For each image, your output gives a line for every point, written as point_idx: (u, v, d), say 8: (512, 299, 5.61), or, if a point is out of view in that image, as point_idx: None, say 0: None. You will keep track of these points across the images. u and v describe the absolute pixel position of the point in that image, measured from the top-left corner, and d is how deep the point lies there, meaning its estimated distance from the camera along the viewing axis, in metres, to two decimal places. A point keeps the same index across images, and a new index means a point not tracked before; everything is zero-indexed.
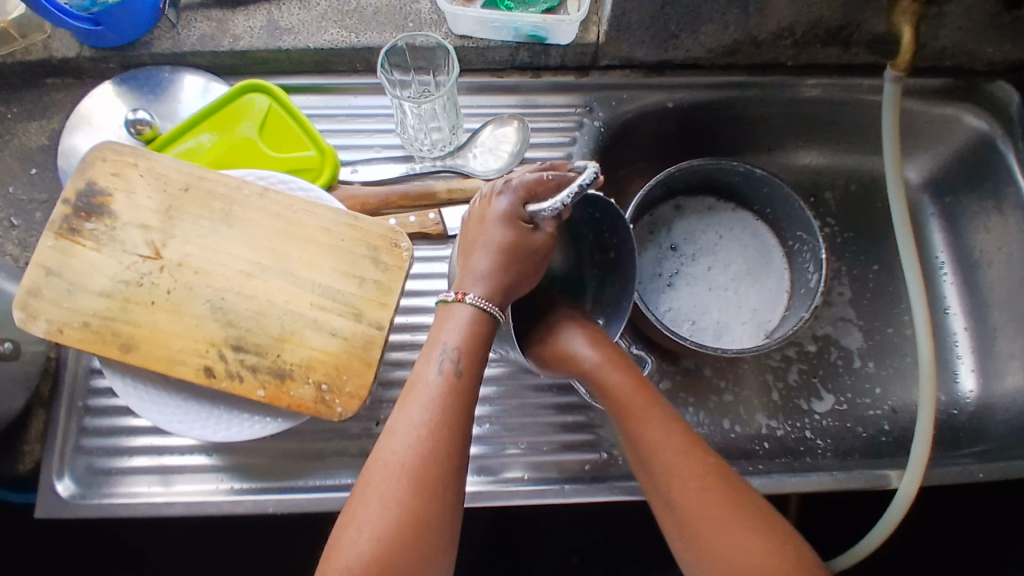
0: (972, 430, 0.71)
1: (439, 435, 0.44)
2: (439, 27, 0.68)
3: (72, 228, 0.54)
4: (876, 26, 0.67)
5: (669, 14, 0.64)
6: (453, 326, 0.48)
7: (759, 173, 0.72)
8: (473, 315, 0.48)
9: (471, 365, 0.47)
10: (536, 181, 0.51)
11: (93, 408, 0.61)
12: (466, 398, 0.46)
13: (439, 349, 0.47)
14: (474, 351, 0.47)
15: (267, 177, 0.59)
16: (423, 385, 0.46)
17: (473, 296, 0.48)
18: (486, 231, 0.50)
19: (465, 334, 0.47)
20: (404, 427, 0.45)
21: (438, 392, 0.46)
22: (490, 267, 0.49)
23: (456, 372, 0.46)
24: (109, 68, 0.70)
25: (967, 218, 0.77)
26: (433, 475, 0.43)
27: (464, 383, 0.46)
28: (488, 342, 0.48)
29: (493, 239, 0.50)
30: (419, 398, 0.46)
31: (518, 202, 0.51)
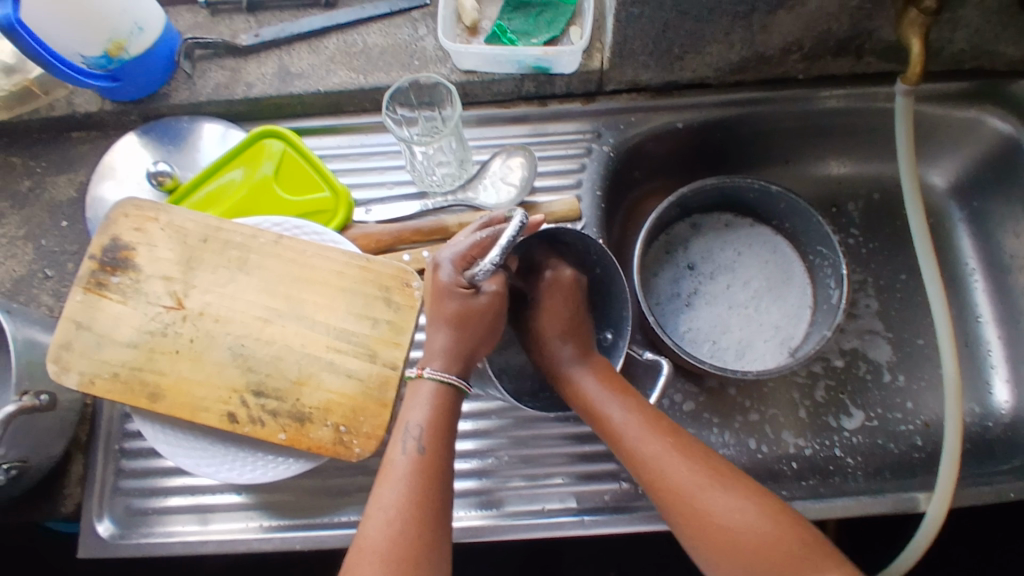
0: (1010, 443, 0.69)
1: (409, 515, 0.45)
2: (445, 64, 0.70)
3: (99, 282, 0.57)
4: (887, 35, 0.65)
5: (672, 37, 0.64)
6: (418, 404, 0.49)
7: (774, 189, 0.72)
8: (435, 389, 0.49)
9: (435, 439, 0.48)
10: (470, 246, 0.52)
11: (128, 451, 0.64)
12: (434, 472, 0.47)
13: (404, 429, 0.48)
14: (437, 423, 0.49)
15: (282, 223, 0.61)
16: (391, 465, 0.47)
17: (433, 370, 0.50)
18: (435, 305, 0.52)
19: (429, 411, 0.49)
20: (375, 510, 0.46)
21: (408, 468, 0.47)
22: (445, 339, 0.50)
23: (419, 449, 0.47)
24: (131, 120, 0.73)
25: (997, 221, 0.74)
26: (406, 553, 0.44)
27: (430, 458, 0.47)
28: (453, 416, 0.50)
29: (442, 311, 0.51)
30: (388, 479, 0.47)
31: (458, 270, 0.52)
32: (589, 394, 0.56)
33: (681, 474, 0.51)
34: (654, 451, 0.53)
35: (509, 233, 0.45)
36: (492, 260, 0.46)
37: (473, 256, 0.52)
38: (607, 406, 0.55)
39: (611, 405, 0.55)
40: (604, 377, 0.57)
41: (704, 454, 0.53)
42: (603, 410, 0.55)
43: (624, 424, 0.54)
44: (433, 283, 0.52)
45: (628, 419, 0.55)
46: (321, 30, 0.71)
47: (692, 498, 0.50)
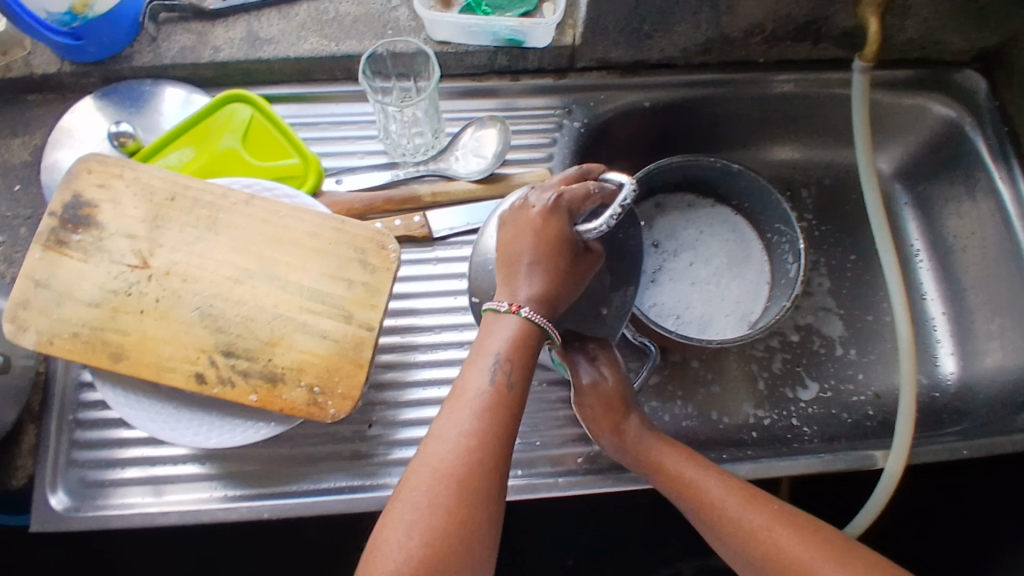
0: (955, 411, 0.73)
1: (485, 446, 0.44)
2: (418, 34, 0.70)
3: (60, 240, 0.55)
4: (844, 20, 0.69)
5: (642, 15, 0.66)
6: (500, 334, 0.47)
7: (736, 169, 0.75)
8: (524, 326, 0.47)
9: (522, 376, 0.46)
10: (583, 197, 0.51)
11: (84, 421, 0.61)
12: (514, 409, 0.46)
13: (489, 358, 0.46)
14: (523, 359, 0.47)
15: (252, 185, 0.60)
16: (472, 392, 0.46)
17: (529, 309, 0.47)
18: (538, 246, 0.49)
19: (515, 344, 0.47)
20: (452, 434, 0.44)
21: (490, 401, 0.45)
22: (548, 281, 0.48)
23: (507, 383, 0.46)
24: (90, 83, 0.70)
25: (940, 204, 0.79)
26: (481, 479, 0.43)
27: (513, 394, 0.46)
28: (535, 355, 0.47)
29: (548, 251, 0.48)
30: (467, 405, 0.45)
31: (567, 217, 0.50)
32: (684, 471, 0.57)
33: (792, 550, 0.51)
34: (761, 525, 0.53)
35: (623, 197, 0.46)
36: (608, 222, 0.47)
37: (582, 206, 0.51)
38: (695, 475, 0.57)
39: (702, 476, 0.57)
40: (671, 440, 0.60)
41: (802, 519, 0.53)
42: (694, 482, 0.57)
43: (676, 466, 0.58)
44: (543, 216, 0.49)
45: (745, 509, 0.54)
46: None
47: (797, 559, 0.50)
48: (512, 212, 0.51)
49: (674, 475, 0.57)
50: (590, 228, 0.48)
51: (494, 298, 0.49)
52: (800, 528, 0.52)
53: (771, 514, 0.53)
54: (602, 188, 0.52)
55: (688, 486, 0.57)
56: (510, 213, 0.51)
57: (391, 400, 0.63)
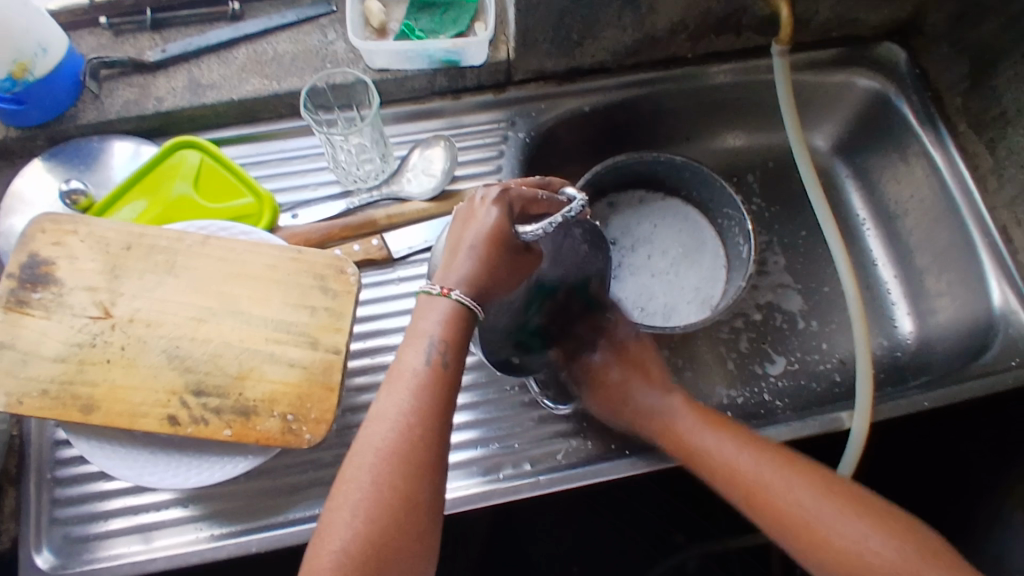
0: (917, 367, 0.75)
1: (424, 422, 0.46)
2: (357, 64, 0.72)
3: (20, 300, 0.55)
4: (761, 9, 0.73)
5: (569, 24, 0.69)
6: (434, 316, 0.49)
7: (679, 160, 0.78)
8: (455, 309, 0.49)
9: (455, 356, 0.49)
10: (532, 199, 0.54)
11: (63, 478, 0.61)
12: (450, 388, 0.48)
13: (425, 339, 0.48)
14: (456, 340, 0.49)
15: (206, 226, 0.61)
16: (409, 372, 0.47)
17: (460, 292, 0.50)
18: (477, 232, 0.52)
19: (447, 326, 0.49)
20: (389, 414, 0.46)
21: (427, 379, 0.47)
22: (480, 267, 0.51)
23: (441, 363, 0.48)
24: (37, 146, 0.71)
25: (877, 173, 0.83)
26: (421, 455, 0.45)
27: (448, 373, 0.48)
28: (468, 334, 0.50)
29: (487, 241, 0.51)
30: (405, 386, 0.47)
31: (512, 214, 0.53)
32: (714, 443, 0.59)
33: (825, 513, 0.53)
34: (731, 458, 0.58)
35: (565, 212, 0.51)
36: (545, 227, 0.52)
37: (530, 209, 0.55)
38: (722, 442, 0.58)
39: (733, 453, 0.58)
40: (694, 410, 0.61)
41: (807, 466, 0.56)
42: (717, 455, 0.58)
43: (700, 433, 0.59)
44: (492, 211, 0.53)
45: (726, 449, 0.58)
46: (229, 42, 0.72)
47: (817, 528, 0.53)
48: (463, 204, 0.55)
49: (695, 444, 0.59)
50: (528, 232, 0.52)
51: (430, 279, 0.52)
52: (823, 483, 0.55)
53: (796, 470, 0.56)
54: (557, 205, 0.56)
55: (728, 476, 0.57)
56: (460, 206, 0.55)
57: None
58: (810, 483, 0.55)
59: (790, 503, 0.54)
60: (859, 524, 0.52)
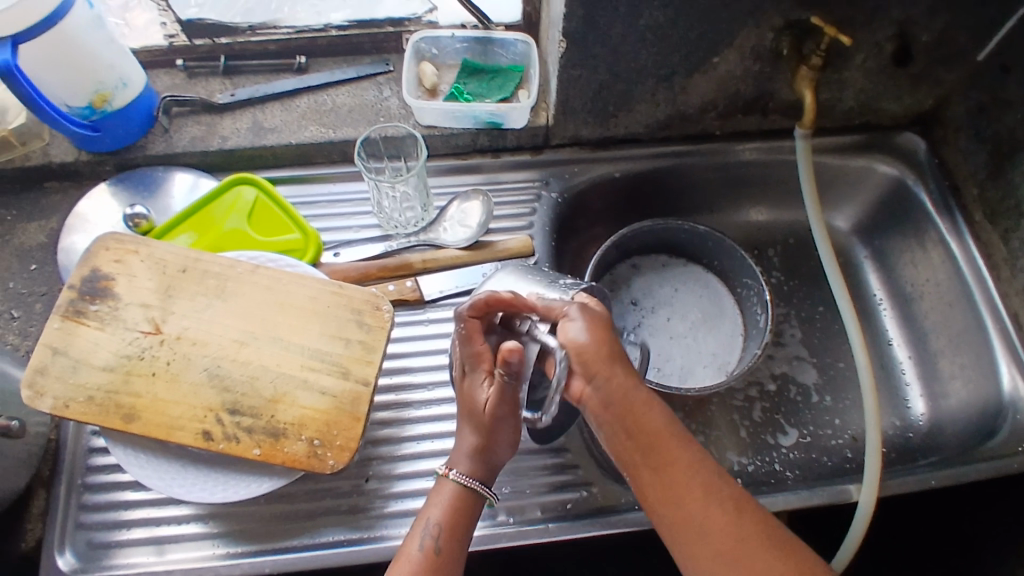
0: (929, 449, 0.76)
1: None
2: (408, 120, 0.78)
3: (78, 310, 0.59)
4: (787, 94, 0.78)
5: (607, 96, 0.74)
6: (438, 501, 0.55)
7: (703, 230, 0.81)
8: (455, 493, 0.55)
9: (452, 540, 0.53)
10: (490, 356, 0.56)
11: (91, 484, 0.63)
12: (443, 574, 0.52)
13: (424, 524, 0.54)
14: (454, 527, 0.54)
15: (257, 256, 0.66)
16: (407, 556, 0.52)
17: (460, 475, 0.56)
18: (467, 414, 0.57)
19: (447, 513, 0.54)
20: None
21: (421, 566, 0.52)
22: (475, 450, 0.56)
23: (437, 547, 0.53)
24: (106, 170, 0.77)
25: (894, 256, 0.86)
26: None
27: (442, 559, 0.52)
28: (468, 522, 0.55)
29: (474, 424, 0.56)
30: (401, 569, 0.52)
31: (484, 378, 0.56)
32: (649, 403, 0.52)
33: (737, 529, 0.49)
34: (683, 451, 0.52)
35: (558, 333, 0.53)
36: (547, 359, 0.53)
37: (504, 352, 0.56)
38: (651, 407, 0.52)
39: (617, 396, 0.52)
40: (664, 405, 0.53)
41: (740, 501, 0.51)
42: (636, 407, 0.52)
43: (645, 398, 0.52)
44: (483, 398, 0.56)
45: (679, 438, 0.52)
46: (293, 91, 0.78)
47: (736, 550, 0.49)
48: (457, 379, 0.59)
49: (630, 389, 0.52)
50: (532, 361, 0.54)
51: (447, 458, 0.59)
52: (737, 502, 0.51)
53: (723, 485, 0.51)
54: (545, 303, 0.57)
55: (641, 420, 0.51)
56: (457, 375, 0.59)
57: (388, 455, 0.66)
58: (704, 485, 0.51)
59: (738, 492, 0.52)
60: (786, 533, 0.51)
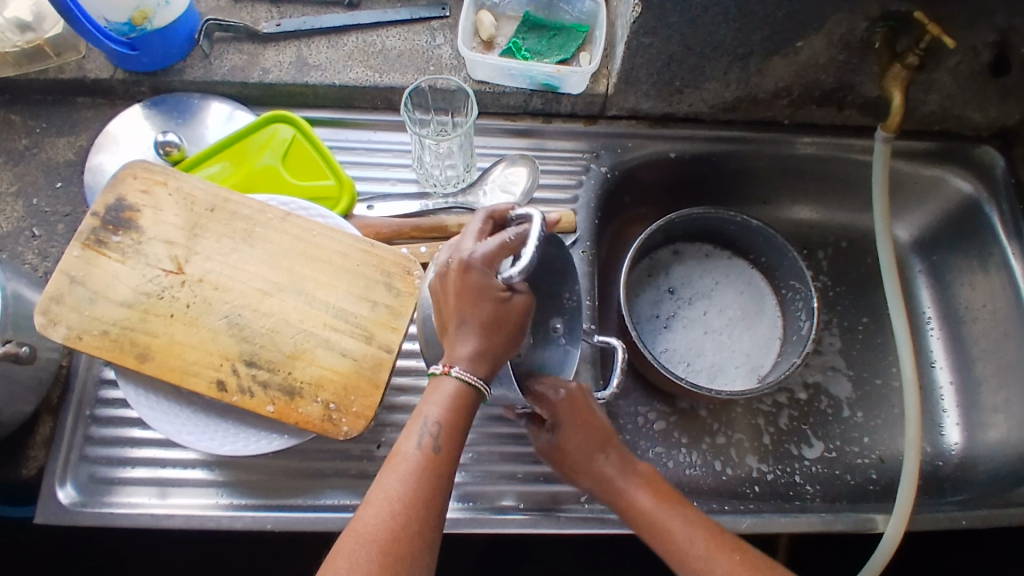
0: (959, 482, 0.73)
1: (410, 512, 0.43)
2: (459, 72, 0.73)
3: (99, 239, 0.57)
4: (868, 90, 0.72)
5: (675, 70, 0.69)
6: (436, 398, 0.46)
7: (755, 224, 0.76)
8: (459, 388, 0.46)
9: (452, 441, 0.45)
10: (498, 247, 0.48)
11: (100, 417, 0.62)
12: (443, 476, 0.45)
13: (420, 421, 0.45)
14: (455, 424, 0.46)
15: (289, 203, 0.62)
16: (401, 456, 0.44)
17: (462, 369, 0.46)
18: (461, 303, 0.47)
19: (448, 408, 0.46)
20: (377, 499, 0.43)
21: (419, 465, 0.44)
22: (477, 340, 0.46)
23: (436, 446, 0.45)
24: (140, 92, 0.73)
25: (953, 274, 0.81)
26: (404, 550, 0.42)
27: (442, 459, 0.45)
28: (469, 420, 0.47)
29: (472, 311, 0.47)
30: (396, 470, 0.44)
31: (484, 271, 0.47)
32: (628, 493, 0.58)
33: None
34: (676, 524, 0.55)
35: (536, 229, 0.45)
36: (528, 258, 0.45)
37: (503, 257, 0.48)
38: (632, 490, 0.58)
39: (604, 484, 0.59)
40: (649, 483, 0.58)
41: (758, 558, 0.53)
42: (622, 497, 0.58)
43: (631, 491, 0.58)
44: (499, 293, 0.47)
45: (681, 526, 0.55)
46: (341, 27, 0.74)
47: None
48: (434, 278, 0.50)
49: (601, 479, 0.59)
50: (510, 274, 0.46)
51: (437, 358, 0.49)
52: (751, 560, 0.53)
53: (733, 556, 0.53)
54: (515, 230, 0.48)
55: (630, 508, 0.57)
56: (434, 275, 0.50)
57: (402, 423, 0.64)
58: (708, 538, 0.54)
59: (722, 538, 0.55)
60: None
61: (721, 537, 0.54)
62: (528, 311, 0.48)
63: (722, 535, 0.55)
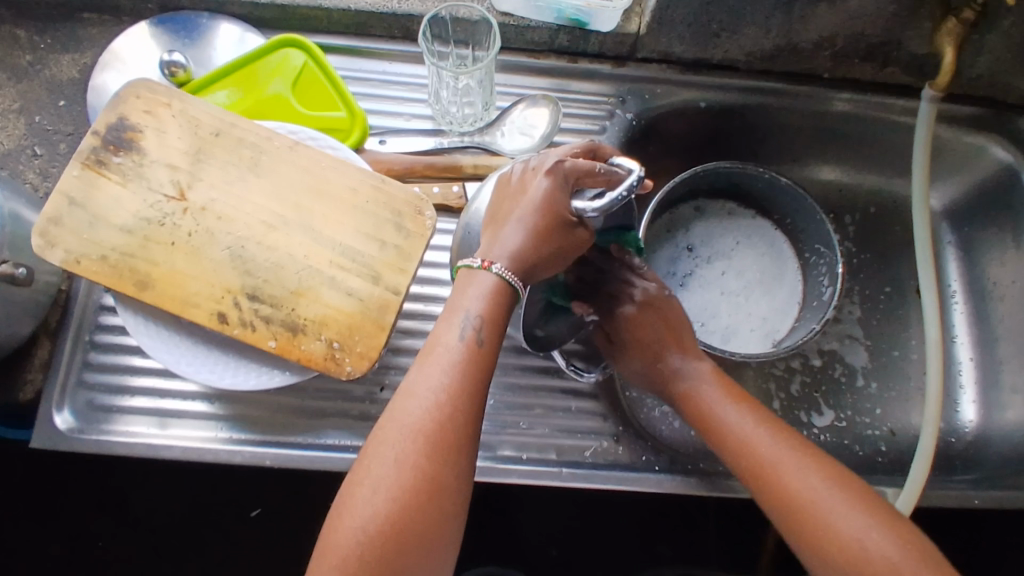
0: (971, 459, 0.71)
1: (455, 404, 0.43)
2: (482, 2, 0.69)
3: (99, 160, 0.54)
4: (919, 45, 0.67)
5: (713, 12, 0.64)
6: (476, 292, 0.45)
7: (783, 183, 0.73)
8: (497, 284, 0.45)
9: (494, 333, 0.45)
10: (586, 170, 0.46)
11: (99, 343, 0.61)
12: (486, 367, 0.45)
13: (461, 315, 0.45)
14: (495, 317, 0.45)
15: (298, 132, 0.60)
16: (442, 349, 0.44)
17: (501, 267, 0.46)
18: (525, 205, 0.47)
19: (488, 302, 0.45)
20: (420, 390, 0.43)
21: (461, 358, 0.44)
22: (526, 244, 0.46)
23: (478, 340, 0.44)
24: (146, 8, 0.70)
25: (984, 248, 0.77)
26: (450, 439, 0.42)
27: (484, 352, 0.45)
28: (509, 313, 0.46)
29: (534, 217, 0.46)
30: (438, 362, 0.44)
31: (563, 187, 0.47)
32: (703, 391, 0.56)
33: (821, 496, 0.48)
34: (744, 426, 0.53)
35: (628, 181, 0.42)
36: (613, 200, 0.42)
37: (585, 182, 0.47)
38: (715, 404, 0.55)
39: (660, 366, 0.58)
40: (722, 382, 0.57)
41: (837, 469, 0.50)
42: (730, 428, 0.54)
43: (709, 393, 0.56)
44: (566, 215, 0.46)
45: (757, 435, 0.53)
46: None
47: (816, 506, 0.48)
48: (511, 176, 0.50)
49: (673, 381, 0.57)
50: (587, 206, 0.45)
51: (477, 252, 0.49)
52: (825, 469, 0.50)
53: (806, 461, 0.50)
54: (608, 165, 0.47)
55: (698, 406, 0.56)
56: (511, 171, 0.50)
57: (406, 367, 0.62)
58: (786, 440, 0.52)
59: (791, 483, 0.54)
60: (863, 517, 0.47)
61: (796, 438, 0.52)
62: (585, 246, 0.48)
63: (792, 436, 0.53)
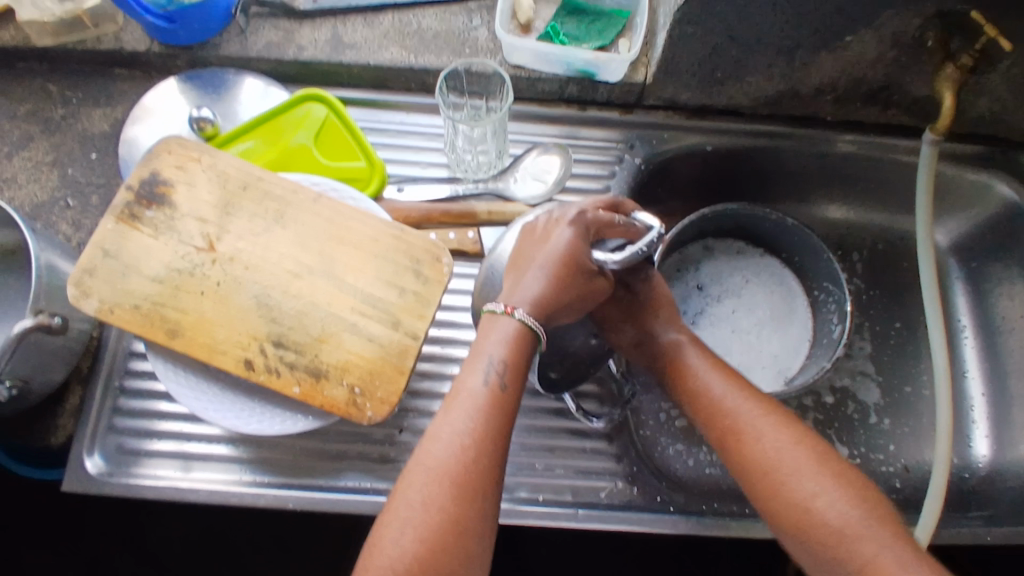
0: (985, 496, 0.71)
1: (480, 447, 0.44)
2: (495, 55, 0.72)
3: (133, 214, 0.57)
4: (917, 89, 0.69)
5: (717, 62, 0.67)
6: (499, 337, 0.47)
7: (790, 223, 0.74)
8: (519, 329, 0.47)
9: (516, 377, 0.47)
10: (607, 224, 0.51)
11: (128, 388, 0.63)
12: (507, 411, 0.46)
13: (484, 360, 0.47)
14: (518, 362, 0.47)
15: (320, 184, 0.62)
16: (466, 393, 0.46)
17: (524, 313, 0.47)
18: (548, 254, 0.49)
19: (511, 347, 0.47)
20: (446, 435, 0.45)
21: (485, 402, 0.46)
22: (549, 290, 0.48)
23: (501, 384, 0.46)
24: (175, 65, 0.73)
25: (992, 284, 0.78)
26: (474, 481, 0.44)
27: (507, 396, 0.46)
28: (530, 359, 0.48)
29: (558, 264, 0.49)
30: (463, 406, 0.46)
31: (584, 236, 0.50)
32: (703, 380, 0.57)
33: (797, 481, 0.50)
34: (721, 392, 0.56)
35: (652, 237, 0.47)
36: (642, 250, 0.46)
37: (605, 234, 0.51)
38: (708, 382, 0.57)
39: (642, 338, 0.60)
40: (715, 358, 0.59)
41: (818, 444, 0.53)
42: (707, 395, 0.57)
43: (702, 378, 0.58)
44: (590, 263, 0.49)
45: (750, 415, 0.55)
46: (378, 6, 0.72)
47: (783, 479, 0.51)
48: (528, 225, 0.52)
49: (688, 387, 0.58)
50: (610, 258, 0.48)
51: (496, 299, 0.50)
52: (809, 449, 0.52)
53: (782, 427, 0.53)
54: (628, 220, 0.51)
55: (708, 404, 0.56)
56: (530, 221, 0.53)
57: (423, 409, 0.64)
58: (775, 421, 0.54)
59: (788, 474, 0.51)
60: (837, 491, 0.49)
61: (775, 410, 0.55)
62: (602, 292, 0.51)
63: (774, 407, 0.55)
